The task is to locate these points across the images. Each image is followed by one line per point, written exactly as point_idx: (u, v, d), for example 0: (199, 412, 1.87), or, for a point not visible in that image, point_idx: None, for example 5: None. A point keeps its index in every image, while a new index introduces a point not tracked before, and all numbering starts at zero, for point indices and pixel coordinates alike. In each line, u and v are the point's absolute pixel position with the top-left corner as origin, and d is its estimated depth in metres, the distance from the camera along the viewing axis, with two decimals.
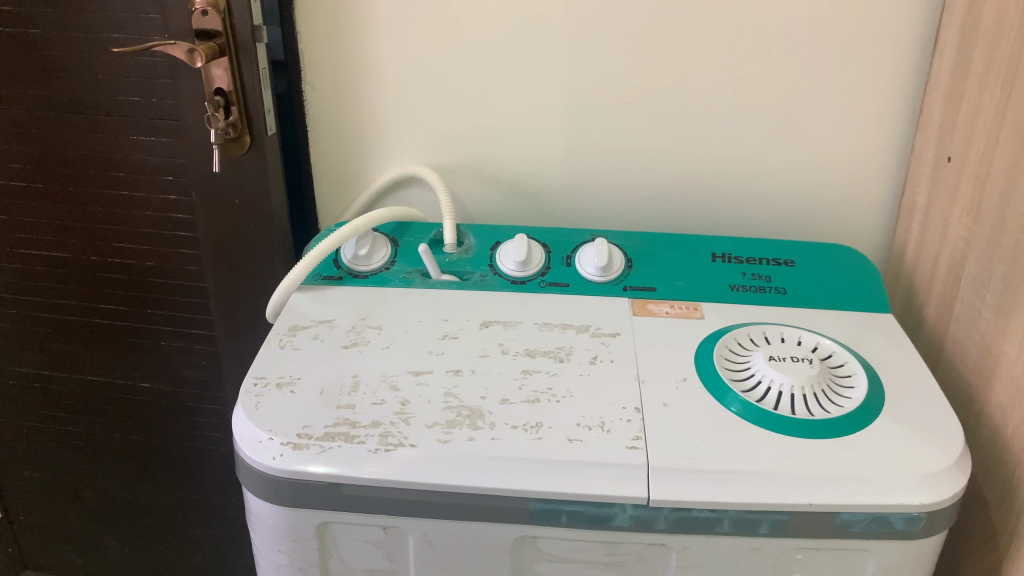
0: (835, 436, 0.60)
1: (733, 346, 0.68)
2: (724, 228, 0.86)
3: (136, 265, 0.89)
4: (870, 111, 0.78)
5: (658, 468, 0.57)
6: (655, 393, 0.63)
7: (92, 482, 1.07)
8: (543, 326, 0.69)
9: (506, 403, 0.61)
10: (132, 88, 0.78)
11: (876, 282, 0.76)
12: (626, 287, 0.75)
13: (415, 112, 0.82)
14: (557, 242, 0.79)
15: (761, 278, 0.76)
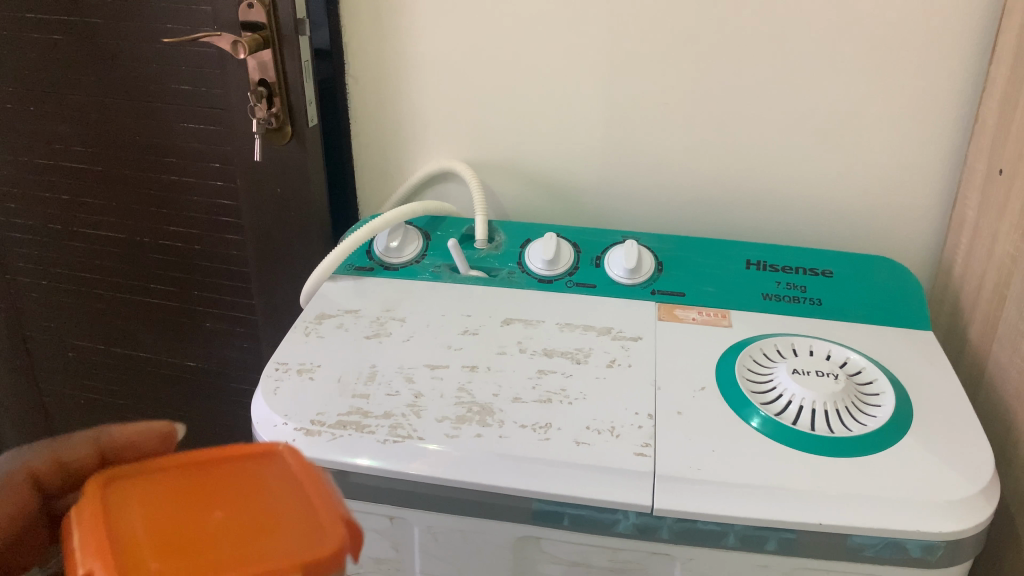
0: (854, 456, 0.58)
1: (757, 357, 0.67)
2: (764, 235, 0.84)
3: (184, 248, 0.92)
4: (921, 119, 0.75)
5: (665, 476, 0.56)
6: (669, 400, 0.62)
7: None
8: (564, 327, 0.69)
9: (518, 401, 0.61)
10: (182, 77, 0.80)
11: (918, 297, 0.73)
12: (654, 290, 0.74)
13: (454, 107, 0.82)
14: (588, 242, 0.78)
15: (797, 288, 0.74)
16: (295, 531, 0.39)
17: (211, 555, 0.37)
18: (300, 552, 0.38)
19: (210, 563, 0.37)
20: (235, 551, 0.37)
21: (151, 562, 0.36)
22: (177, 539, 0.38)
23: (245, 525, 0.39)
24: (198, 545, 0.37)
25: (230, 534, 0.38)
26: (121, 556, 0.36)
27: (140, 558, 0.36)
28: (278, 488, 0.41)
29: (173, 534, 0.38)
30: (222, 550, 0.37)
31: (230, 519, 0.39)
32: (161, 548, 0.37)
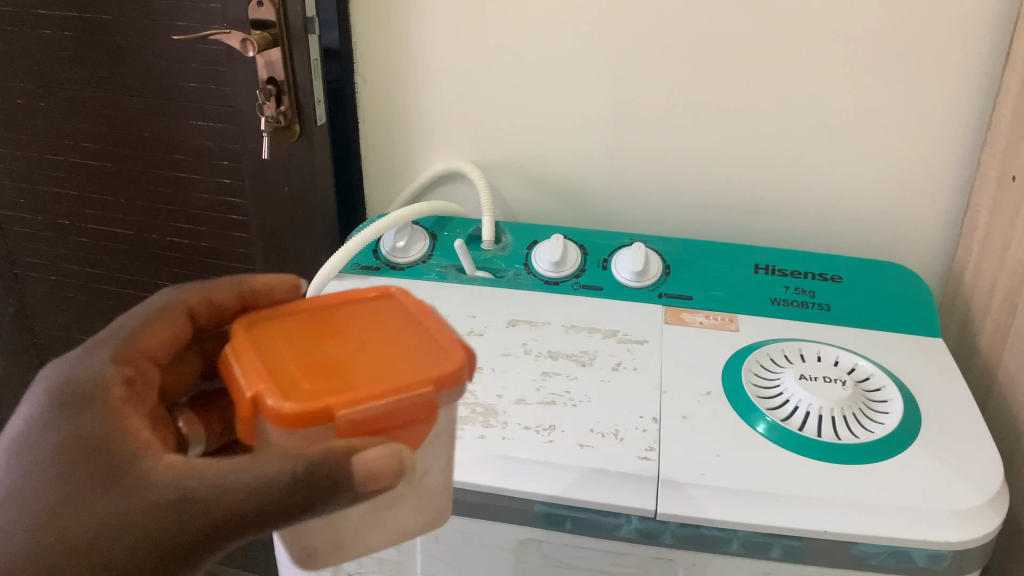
0: (860, 464, 0.58)
1: (764, 363, 0.66)
2: (773, 239, 0.84)
3: (192, 245, 0.92)
4: (933, 124, 0.74)
5: (669, 481, 0.55)
6: (674, 404, 0.61)
7: None
8: (569, 329, 0.69)
9: (521, 403, 0.61)
10: (192, 75, 0.80)
11: (928, 303, 0.72)
12: (661, 293, 0.73)
13: (463, 107, 0.82)
14: (595, 244, 0.78)
15: (805, 293, 0.73)
16: (426, 355, 0.42)
17: (354, 376, 0.40)
18: (432, 369, 0.41)
19: (354, 381, 0.39)
20: (374, 372, 0.40)
21: (302, 384, 0.39)
22: (324, 366, 0.41)
23: (381, 357, 0.42)
24: (344, 369, 0.40)
25: (369, 363, 0.41)
26: (278, 379, 0.39)
27: (294, 382, 0.39)
28: (405, 318, 0.46)
29: (321, 362, 0.41)
30: (362, 373, 0.40)
31: (368, 352, 0.42)
32: (311, 376, 0.40)
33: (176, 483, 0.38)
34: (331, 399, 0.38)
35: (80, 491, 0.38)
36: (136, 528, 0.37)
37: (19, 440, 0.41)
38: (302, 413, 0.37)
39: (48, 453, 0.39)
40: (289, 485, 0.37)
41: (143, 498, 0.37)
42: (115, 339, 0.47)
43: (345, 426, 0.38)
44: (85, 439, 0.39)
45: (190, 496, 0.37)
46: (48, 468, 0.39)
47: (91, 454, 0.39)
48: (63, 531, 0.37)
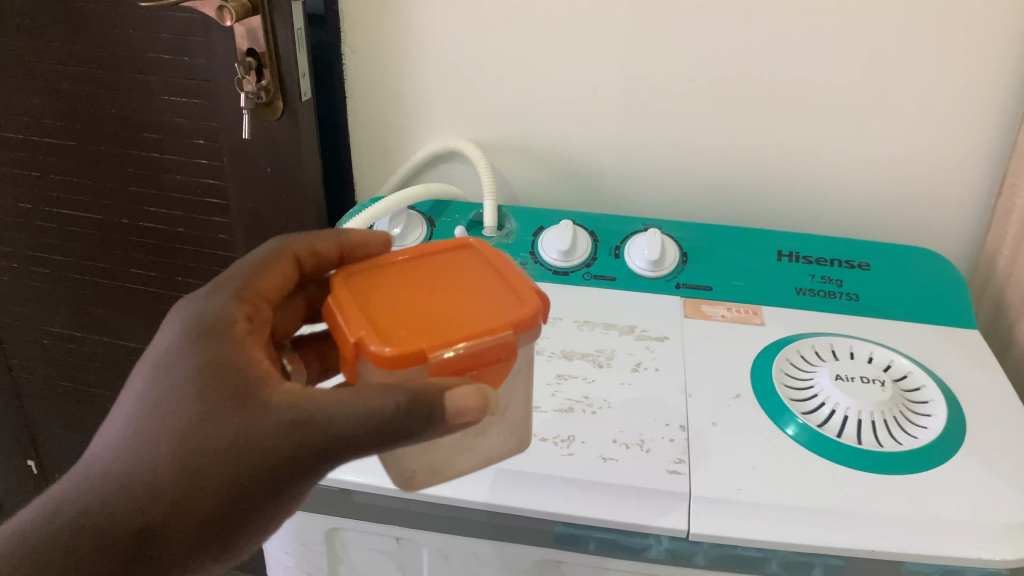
0: (905, 473, 0.53)
1: (794, 361, 0.61)
2: (792, 222, 0.79)
3: (167, 230, 0.85)
4: (970, 98, 0.69)
5: (701, 498, 0.51)
6: (701, 409, 0.57)
7: None
8: (582, 325, 0.64)
9: (536, 411, 0.56)
10: (162, 46, 0.73)
11: (963, 292, 0.67)
12: (678, 284, 0.68)
13: (460, 82, 0.76)
14: (605, 229, 0.72)
15: (832, 282, 0.69)
16: (508, 301, 0.42)
17: (444, 321, 0.40)
18: (518, 315, 0.41)
19: (444, 327, 0.40)
20: (463, 317, 0.41)
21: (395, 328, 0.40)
22: (416, 312, 0.41)
23: (467, 302, 0.42)
24: (434, 313, 0.41)
25: (458, 309, 0.41)
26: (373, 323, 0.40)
27: (390, 327, 0.40)
28: (488, 265, 0.46)
29: (412, 308, 0.41)
30: (452, 319, 0.40)
31: (456, 297, 0.42)
32: (404, 321, 0.40)
33: (291, 410, 0.37)
34: (425, 343, 0.38)
35: (207, 413, 0.38)
36: (255, 452, 0.37)
37: (156, 361, 0.40)
38: (398, 358, 0.38)
39: (179, 375, 0.39)
40: (382, 424, 0.36)
41: (259, 423, 0.37)
42: (235, 281, 0.45)
43: (437, 368, 0.38)
44: (212, 364, 0.39)
45: (303, 425, 0.37)
46: (177, 387, 0.39)
47: (217, 380, 0.38)
48: (190, 446, 0.37)
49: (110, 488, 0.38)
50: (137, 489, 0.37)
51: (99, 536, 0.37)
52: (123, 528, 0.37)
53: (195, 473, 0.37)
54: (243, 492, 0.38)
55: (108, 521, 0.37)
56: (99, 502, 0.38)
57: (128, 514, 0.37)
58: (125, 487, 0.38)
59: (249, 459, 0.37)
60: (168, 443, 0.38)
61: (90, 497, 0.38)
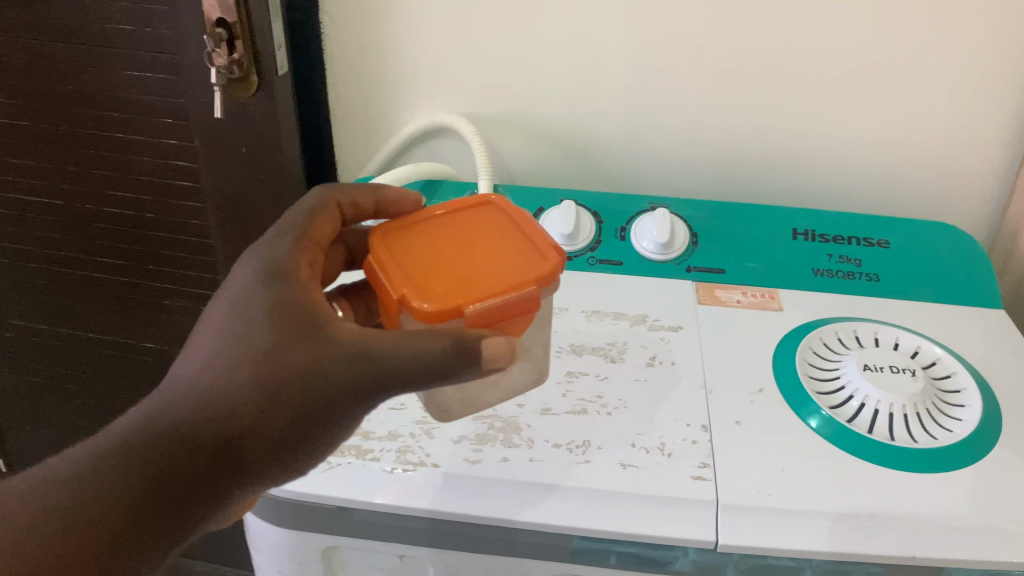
0: (942, 471, 0.49)
1: (818, 349, 0.57)
2: (802, 195, 0.76)
3: (135, 216, 0.79)
4: (995, 63, 0.65)
5: (729, 505, 0.47)
6: (723, 406, 0.53)
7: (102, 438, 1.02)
8: (591, 315, 0.59)
9: (548, 414, 0.52)
10: (124, 15, 0.66)
11: (987, 271, 0.65)
12: (689, 267, 0.64)
13: (451, 51, 0.70)
14: (610, 209, 0.68)
15: (850, 261, 0.65)
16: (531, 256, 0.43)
17: (477, 274, 0.42)
18: (544, 268, 0.42)
19: (478, 280, 0.41)
20: (494, 270, 0.42)
21: (431, 283, 0.41)
22: (449, 266, 0.42)
23: (495, 255, 0.43)
24: (466, 267, 0.42)
25: (488, 260, 0.43)
26: (409, 278, 0.41)
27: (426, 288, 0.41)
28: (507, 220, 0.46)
29: (445, 262, 0.43)
30: (485, 272, 0.42)
31: (485, 249, 0.43)
32: (439, 275, 0.42)
33: (356, 344, 0.38)
34: (462, 298, 0.40)
35: (277, 343, 0.38)
36: (320, 382, 0.38)
37: (223, 299, 0.41)
38: (438, 314, 0.39)
39: (250, 307, 0.40)
40: (434, 360, 0.38)
41: (327, 353, 0.38)
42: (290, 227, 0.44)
43: (474, 321, 0.40)
44: (282, 298, 0.40)
45: (367, 357, 0.38)
46: (246, 319, 0.39)
47: (286, 313, 0.39)
48: (258, 373, 0.38)
49: (173, 414, 0.38)
50: (202, 415, 0.38)
51: (157, 463, 0.37)
52: (182, 455, 0.37)
53: (261, 401, 0.38)
54: (305, 422, 0.39)
55: (168, 446, 0.37)
56: (161, 427, 0.38)
57: (189, 440, 0.38)
58: (191, 412, 0.38)
59: (316, 389, 0.38)
60: (235, 370, 0.38)
61: (151, 423, 0.38)
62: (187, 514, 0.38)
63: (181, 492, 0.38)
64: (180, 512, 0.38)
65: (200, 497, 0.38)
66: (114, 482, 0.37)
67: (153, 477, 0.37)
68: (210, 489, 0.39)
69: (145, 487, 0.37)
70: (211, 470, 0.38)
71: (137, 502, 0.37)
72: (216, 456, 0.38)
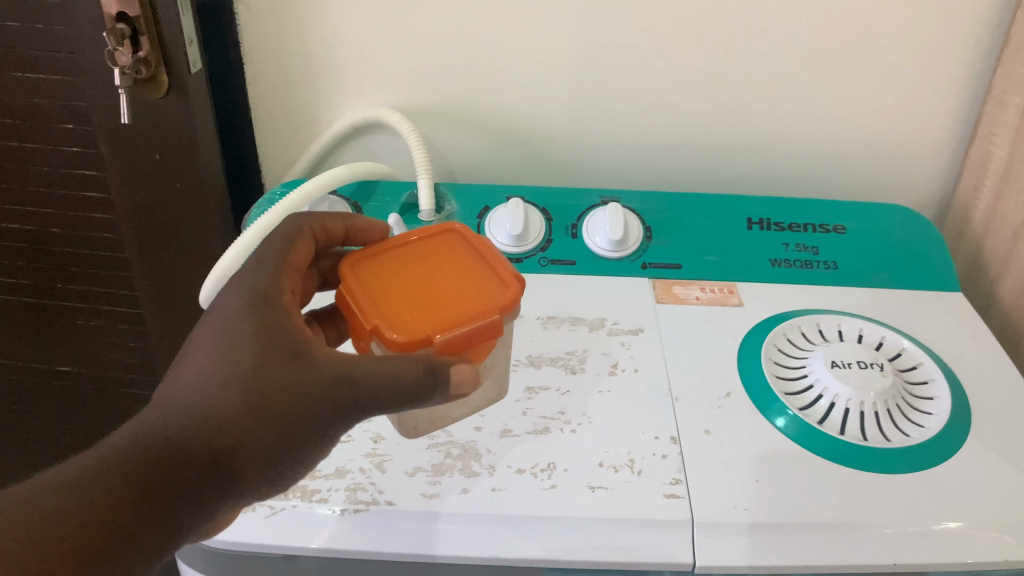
0: (917, 469, 0.48)
1: (783, 346, 0.55)
2: (753, 179, 0.74)
3: (40, 232, 0.73)
4: (944, 40, 0.64)
5: (705, 523, 0.44)
6: (691, 415, 0.50)
7: (29, 460, 0.97)
8: (546, 323, 0.56)
9: (508, 436, 0.48)
10: (10, 11, 0.59)
11: (942, 254, 0.64)
12: (645, 263, 0.62)
13: (382, 42, 0.65)
14: (559, 205, 0.65)
15: (808, 250, 0.63)
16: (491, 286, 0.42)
17: (445, 301, 0.41)
18: (513, 291, 0.42)
19: (446, 307, 0.40)
20: (462, 295, 0.41)
21: (399, 311, 0.40)
22: (417, 290, 0.42)
23: (462, 281, 0.42)
24: (434, 293, 0.41)
25: (455, 285, 0.42)
26: (377, 306, 0.40)
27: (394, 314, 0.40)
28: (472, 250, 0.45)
29: (412, 287, 0.42)
30: (453, 299, 0.41)
31: (452, 273, 0.43)
32: (408, 302, 0.41)
33: (335, 366, 0.38)
34: (432, 327, 0.39)
35: (255, 366, 0.38)
36: (297, 406, 0.38)
37: (209, 324, 0.40)
38: (408, 344, 0.39)
39: (230, 331, 0.39)
40: (408, 385, 0.37)
41: (305, 376, 0.38)
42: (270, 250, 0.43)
43: (444, 349, 0.39)
44: (262, 321, 0.39)
45: (344, 380, 0.38)
46: (225, 343, 0.39)
47: (266, 336, 0.39)
48: (234, 396, 0.38)
49: (146, 436, 0.37)
50: (176, 437, 0.37)
51: (128, 484, 0.36)
52: (154, 477, 0.37)
53: (237, 423, 0.38)
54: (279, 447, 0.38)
55: (141, 468, 0.37)
56: (133, 450, 0.37)
57: (161, 462, 0.37)
58: (165, 434, 0.37)
59: (293, 413, 0.38)
60: (212, 394, 0.38)
61: (123, 446, 0.37)
62: (155, 538, 0.37)
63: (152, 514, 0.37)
64: (148, 535, 0.37)
65: (171, 521, 0.38)
66: (83, 502, 0.36)
67: (123, 497, 0.36)
68: (182, 511, 0.38)
69: (115, 507, 0.36)
70: (182, 492, 0.37)
71: (106, 524, 0.36)
72: (188, 478, 0.37)
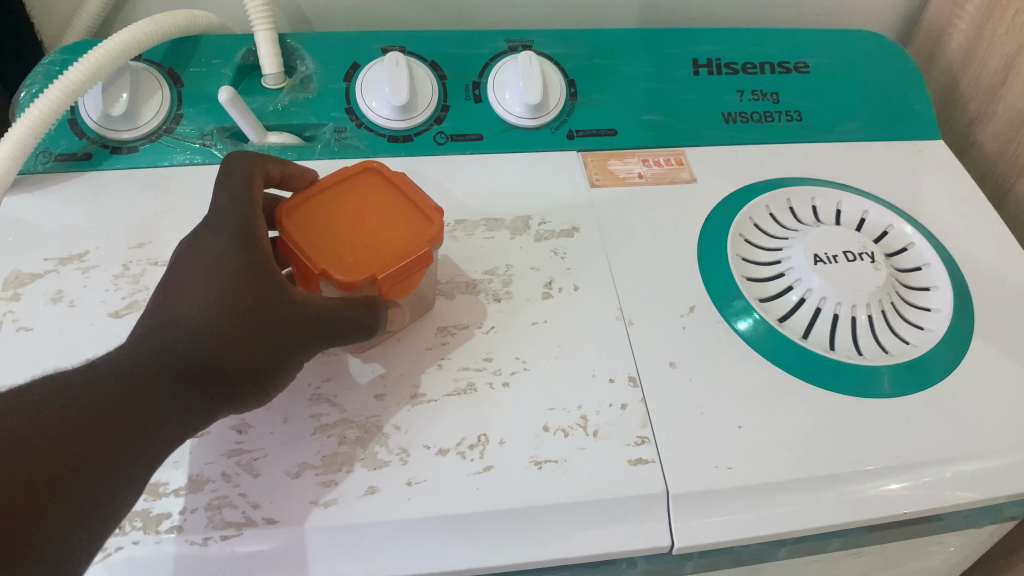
0: (922, 386, 0.39)
1: (749, 236, 0.45)
2: (687, 6, 0.60)
3: None
4: None
5: (684, 493, 0.35)
6: (652, 342, 0.39)
7: None
8: (456, 230, 0.43)
9: (421, 403, 0.36)
10: None
11: (917, 87, 0.54)
12: (571, 132, 0.49)
13: None
14: (453, 57, 0.50)
15: (765, 97, 0.52)
16: (413, 216, 0.35)
17: (378, 230, 0.34)
18: (438, 211, 0.35)
19: (380, 237, 0.34)
20: (390, 220, 0.35)
21: (335, 248, 0.33)
22: (340, 220, 0.34)
23: (391, 211, 0.35)
24: (364, 222, 0.34)
25: (376, 208, 0.35)
26: (309, 244, 0.33)
27: (337, 255, 0.33)
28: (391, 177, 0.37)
29: (335, 217, 0.34)
30: (383, 225, 0.34)
31: (368, 195, 0.36)
32: (340, 237, 0.34)
33: (309, 301, 0.31)
34: (377, 263, 0.33)
35: (231, 297, 0.29)
36: (274, 349, 0.30)
37: (185, 255, 0.31)
38: (358, 284, 0.32)
39: (187, 268, 0.30)
40: (368, 322, 0.33)
41: (284, 310, 0.30)
42: (245, 171, 0.34)
43: (390, 284, 0.34)
44: (231, 251, 0.31)
45: (320, 314, 0.31)
46: (191, 278, 0.30)
47: (244, 266, 0.30)
48: (201, 338, 0.29)
49: (78, 390, 0.27)
50: (122, 393, 0.28)
51: (65, 446, 0.25)
52: (97, 439, 0.26)
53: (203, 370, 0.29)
54: (250, 397, 0.31)
55: (89, 426, 0.26)
56: (65, 403, 0.26)
57: (104, 422, 0.27)
58: (103, 388, 0.27)
59: (272, 352, 0.30)
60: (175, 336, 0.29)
61: (47, 397, 0.26)
62: (113, 518, 0.27)
63: (94, 491, 0.26)
64: (102, 514, 0.26)
65: (119, 505, 0.27)
66: (19, 461, 0.24)
67: (61, 463, 0.25)
68: (131, 486, 0.27)
69: (60, 471, 0.25)
70: (131, 465, 0.27)
71: (56, 493, 0.25)
72: (145, 441, 0.28)
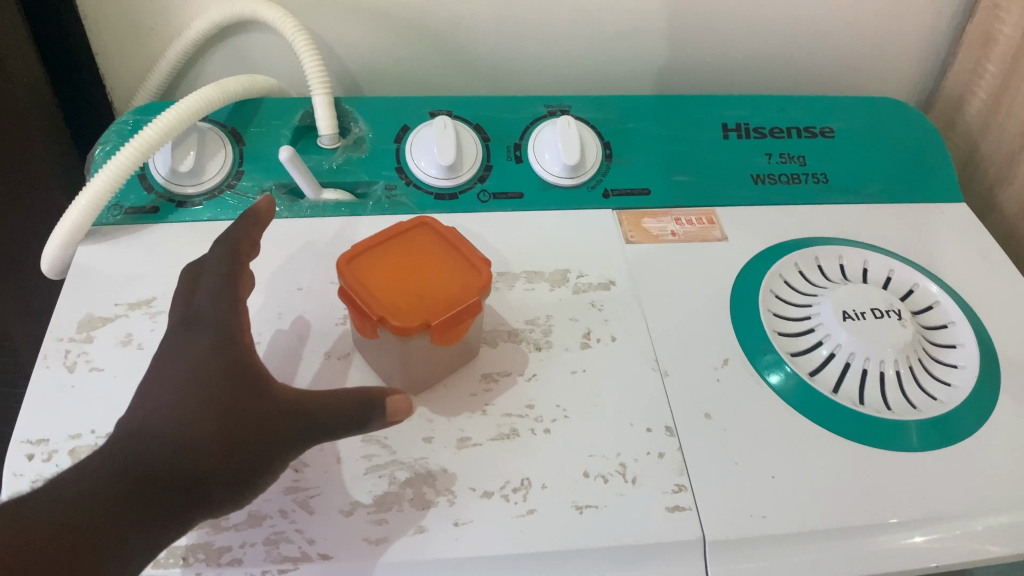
0: (950, 441, 0.40)
1: (779, 292, 0.47)
2: (716, 73, 0.63)
3: None
4: None
5: (721, 541, 0.36)
6: (687, 393, 0.41)
7: None
8: (499, 282, 0.45)
9: (467, 447, 0.38)
10: None
11: (939, 152, 0.56)
12: (606, 190, 0.51)
13: None
14: (495, 120, 0.53)
15: (792, 160, 0.54)
16: (462, 269, 0.37)
17: (432, 281, 0.36)
18: (486, 262, 0.38)
19: (434, 288, 0.36)
20: (442, 272, 0.37)
21: (393, 297, 0.36)
22: (397, 271, 0.37)
23: (444, 263, 0.37)
24: (420, 273, 0.37)
25: (429, 262, 0.37)
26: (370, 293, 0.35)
27: (396, 303, 0.35)
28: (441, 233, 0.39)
29: (393, 268, 0.37)
30: (436, 277, 0.37)
31: (421, 248, 0.38)
32: (398, 286, 0.36)
33: (285, 396, 0.33)
34: (431, 310, 0.35)
35: (211, 402, 0.31)
36: (254, 447, 0.31)
37: (172, 362, 0.33)
38: (414, 329, 0.34)
39: (170, 377, 0.32)
40: (359, 412, 0.33)
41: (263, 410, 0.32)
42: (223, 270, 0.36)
43: (444, 330, 0.36)
44: (210, 356, 0.33)
45: (302, 410, 0.32)
46: (174, 384, 0.32)
47: (223, 370, 0.32)
48: (183, 444, 0.31)
49: (70, 498, 0.29)
50: (104, 501, 0.29)
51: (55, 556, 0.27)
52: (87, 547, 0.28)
53: (188, 473, 0.30)
54: (236, 493, 0.32)
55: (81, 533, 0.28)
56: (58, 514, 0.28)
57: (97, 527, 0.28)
58: (89, 498, 0.29)
59: (254, 450, 0.31)
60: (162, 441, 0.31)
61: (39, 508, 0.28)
62: None
63: None
64: None
65: None
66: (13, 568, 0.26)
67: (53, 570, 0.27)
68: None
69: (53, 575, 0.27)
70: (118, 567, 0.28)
71: None
72: (136, 541, 0.29)
